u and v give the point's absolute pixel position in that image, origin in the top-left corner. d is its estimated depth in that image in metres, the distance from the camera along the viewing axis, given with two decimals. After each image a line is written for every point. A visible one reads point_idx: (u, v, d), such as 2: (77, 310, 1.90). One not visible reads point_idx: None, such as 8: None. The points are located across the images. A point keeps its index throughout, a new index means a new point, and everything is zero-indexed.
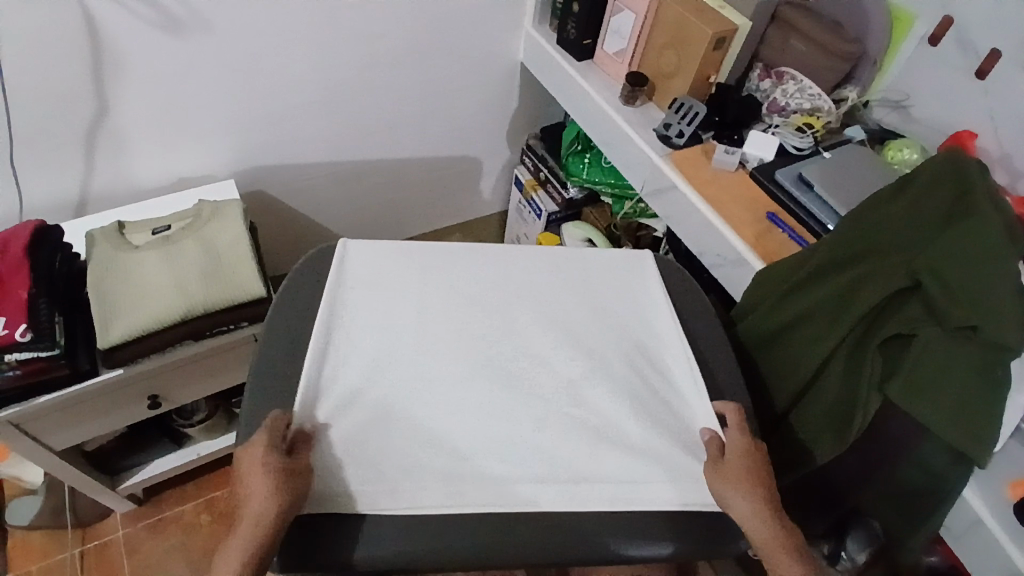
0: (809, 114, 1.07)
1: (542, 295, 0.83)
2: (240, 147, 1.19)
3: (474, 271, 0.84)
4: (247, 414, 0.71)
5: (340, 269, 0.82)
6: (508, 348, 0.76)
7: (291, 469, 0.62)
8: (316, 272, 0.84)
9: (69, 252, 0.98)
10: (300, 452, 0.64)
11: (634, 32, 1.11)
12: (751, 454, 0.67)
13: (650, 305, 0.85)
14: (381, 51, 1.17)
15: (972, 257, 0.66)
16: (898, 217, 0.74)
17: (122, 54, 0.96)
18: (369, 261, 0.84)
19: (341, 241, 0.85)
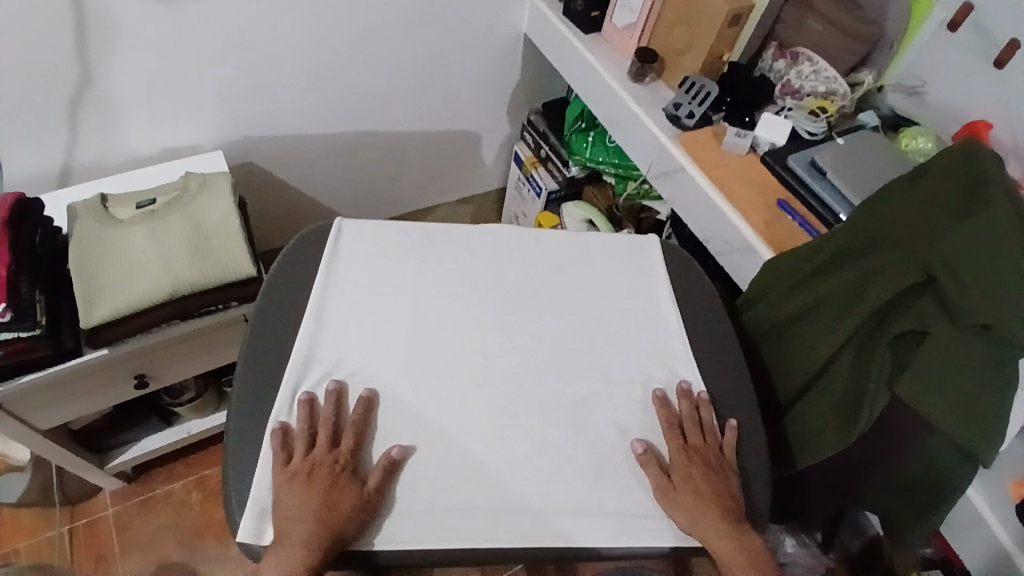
0: (823, 97, 1.02)
1: (539, 280, 0.82)
2: (230, 119, 1.14)
3: (470, 256, 0.83)
4: (243, 403, 0.70)
5: (334, 253, 0.80)
6: (500, 342, 0.76)
7: (342, 455, 0.66)
8: (311, 254, 0.81)
9: (50, 226, 0.93)
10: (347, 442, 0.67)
11: (644, 5, 1.06)
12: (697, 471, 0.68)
13: (650, 294, 0.83)
14: (379, 18, 1.11)
15: (987, 254, 0.64)
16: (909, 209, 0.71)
17: (103, 16, 0.90)
18: (364, 246, 0.82)
19: (336, 222, 0.83)
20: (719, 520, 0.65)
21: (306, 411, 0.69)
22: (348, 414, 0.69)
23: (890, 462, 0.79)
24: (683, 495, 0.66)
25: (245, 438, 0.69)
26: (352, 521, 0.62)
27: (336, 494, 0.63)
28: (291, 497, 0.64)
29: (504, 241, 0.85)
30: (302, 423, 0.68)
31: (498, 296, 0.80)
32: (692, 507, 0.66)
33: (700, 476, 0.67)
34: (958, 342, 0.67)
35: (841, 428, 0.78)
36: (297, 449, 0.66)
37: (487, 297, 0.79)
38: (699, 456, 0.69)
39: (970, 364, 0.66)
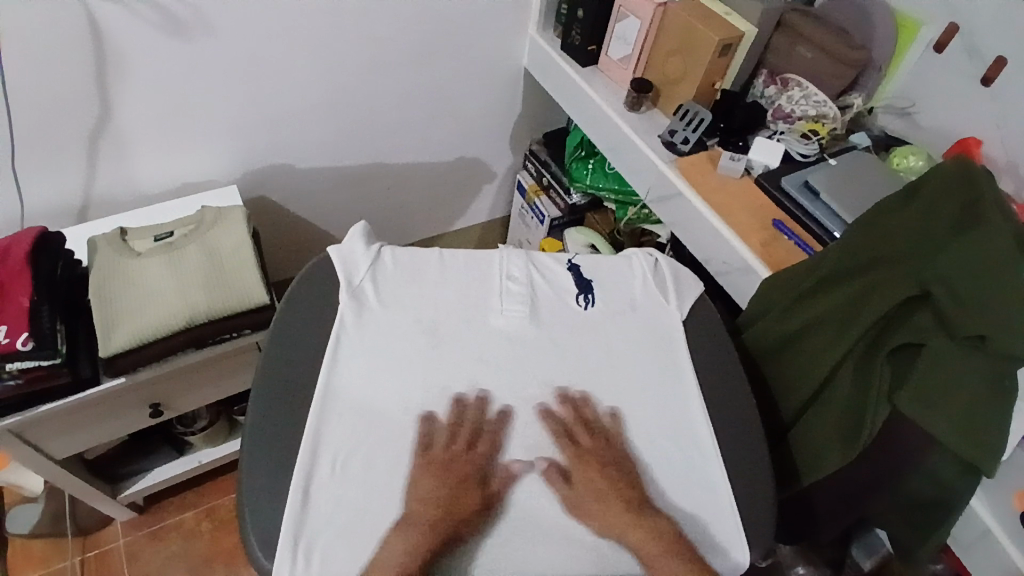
0: (814, 120, 1.05)
1: (548, 296, 0.85)
2: (244, 153, 1.18)
3: (473, 274, 0.86)
4: (255, 428, 0.73)
5: (350, 271, 0.83)
6: (502, 364, 0.78)
7: (477, 457, 0.70)
8: (319, 281, 0.83)
9: (71, 258, 0.97)
10: (482, 446, 0.71)
11: (639, 37, 1.11)
12: (609, 475, 0.69)
13: (654, 305, 0.85)
14: (386, 57, 1.17)
15: (984, 267, 0.65)
16: (908, 225, 0.73)
17: (126, 57, 0.96)
18: (380, 263, 0.85)
19: (351, 239, 0.86)
20: (625, 512, 0.67)
21: (455, 410, 0.74)
22: (489, 416, 0.74)
23: (893, 478, 0.79)
24: (592, 502, 0.67)
25: (259, 457, 0.71)
26: (477, 516, 0.66)
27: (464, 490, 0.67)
28: (417, 496, 0.66)
29: (514, 258, 0.87)
30: (448, 422, 0.73)
31: (503, 317, 0.82)
32: (608, 511, 0.67)
33: (609, 480, 0.69)
34: (956, 355, 0.68)
35: (844, 443, 0.78)
36: (438, 442, 0.71)
37: (496, 321, 0.81)
38: (593, 457, 0.71)
39: (970, 375, 0.68)
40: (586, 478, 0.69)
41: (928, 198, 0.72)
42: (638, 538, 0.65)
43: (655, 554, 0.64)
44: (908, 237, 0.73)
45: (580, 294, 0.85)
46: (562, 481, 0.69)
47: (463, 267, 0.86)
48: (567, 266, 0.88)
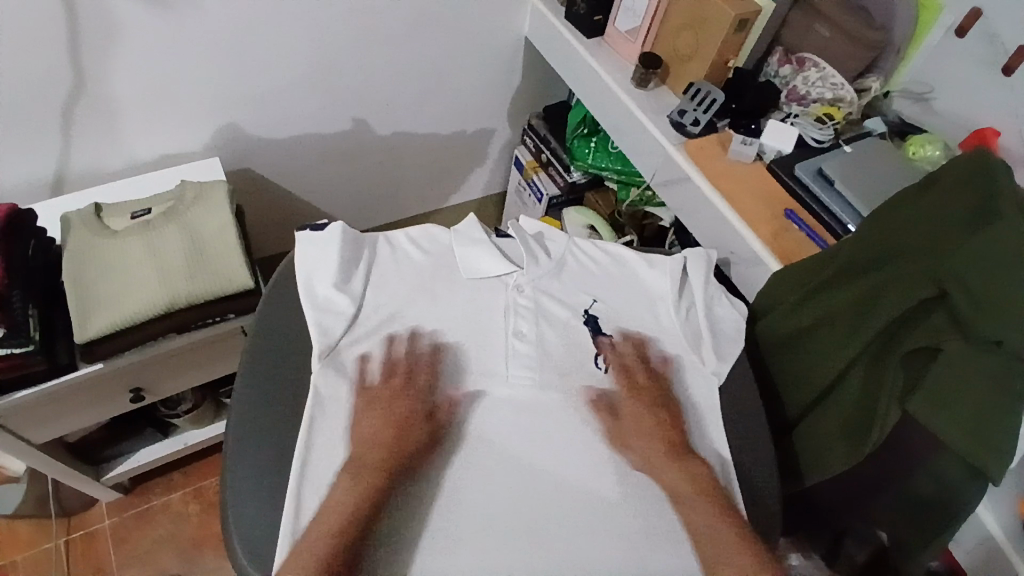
0: (829, 104, 1.01)
1: (558, 357, 0.80)
2: (228, 125, 1.11)
3: (468, 320, 0.81)
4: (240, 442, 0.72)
5: (315, 292, 0.79)
6: (502, 416, 0.76)
7: (418, 397, 0.74)
8: (304, 285, 0.79)
9: (44, 238, 0.91)
10: (433, 385, 0.76)
11: (649, 10, 1.04)
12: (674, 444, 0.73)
13: (658, 326, 0.84)
14: (380, 25, 1.09)
15: (997, 261, 0.63)
16: (919, 217, 0.71)
17: (100, 25, 0.89)
18: (350, 276, 0.80)
19: (328, 243, 0.81)
20: (668, 452, 0.72)
21: (389, 349, 0.77)
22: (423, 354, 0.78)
23: (900, 483, 0.77)
24: (659, 455, 0.73)
25: (244, 451, 0.72)
26: (419, 457, 0.71)
27: (410, 429, 0.72)
28: (359, 434, 0.70)
29: (522, 310, 0.81)
30: (381, 360, 0.76)
31: (508, 384, 0.77)
32: (677, 480, 0.70)
33: (678, 447, 0.73)
34: (968, 358, 0.66)
35: (850, 445, 0.77)
36: (375, 381, 0.74)
37: (498, 390, 0.77)
38: (646, 393, 0.77)
39: (983, 381, 0.65)
40: (637, 426, 0.75)
41: (945, 190, 0.69)
42: (672, 475, 0.71)
43: (689, 492, 0.69)
44: (918, 231, 0.71)
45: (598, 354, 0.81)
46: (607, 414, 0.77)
47: (470, 283, 0.83)
48: (584, 318, 0.83)
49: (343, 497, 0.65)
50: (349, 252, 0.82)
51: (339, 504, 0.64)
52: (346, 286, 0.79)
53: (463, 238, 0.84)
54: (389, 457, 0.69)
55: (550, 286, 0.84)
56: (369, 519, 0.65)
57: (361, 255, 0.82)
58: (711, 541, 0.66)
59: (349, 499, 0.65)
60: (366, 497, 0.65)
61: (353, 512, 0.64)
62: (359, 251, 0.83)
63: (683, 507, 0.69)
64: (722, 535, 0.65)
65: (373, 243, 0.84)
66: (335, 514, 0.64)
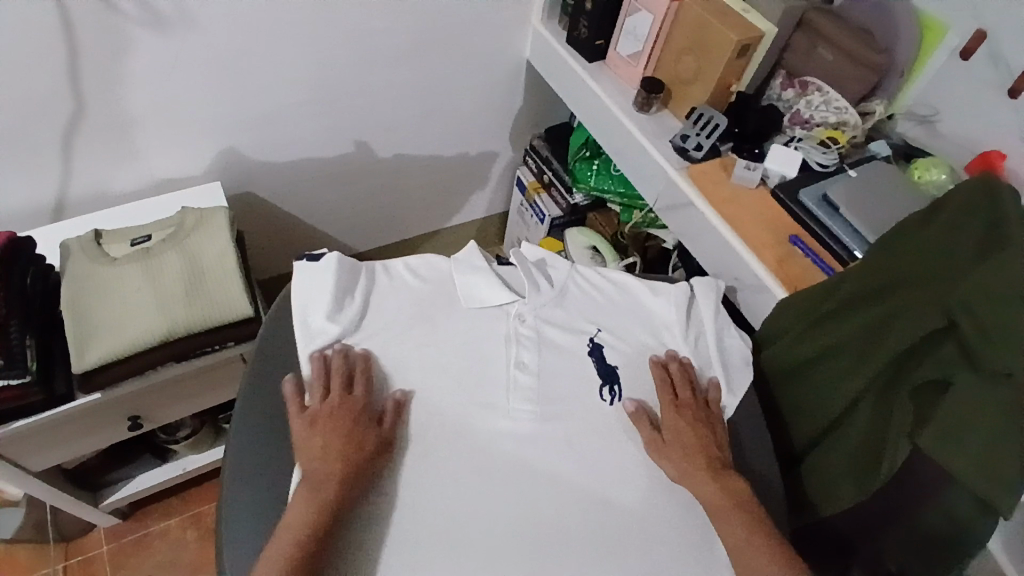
0: (833, 128, 1.00)
1: (562, 389, 0.78)
2: (229, 149, 1.11)
3: (468, 349, 0.80)
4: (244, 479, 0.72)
5: (310, 322, 0.78)
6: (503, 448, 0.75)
7: (354, 402, 0.72)
8: (299, 315, 0.78)
9: (44, 265, 0.91)
10: (360, 389, 0.73)
11: (650, 34, 1.04)
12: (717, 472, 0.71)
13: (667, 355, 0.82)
14: (381, 49, 1.10)
15: (1005, 293, 0.62)
16: (925, 245, 0.70)
17: (102, 53, 0.89)
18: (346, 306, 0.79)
19: (323, 271, 0.80)
20: (705, 468, 0.71)
21: (320, 363, 0.75)
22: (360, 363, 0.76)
23: (912, 517, 0.76)
24: (699, 477, 0.71)
25: (241, 485, 0.72)
26: (371, 460, 0.70)
27: (355, 438, 0.70)
28: (302, 451, 0.69)
29: (523, 339, 0.80)
30: (318, 371, 0.74)
31: (509, 417, 0.76)
32: (721, 513, 0.69)
33: (717, 477, 0.71)
34: (979, 391, 0.64)
35: (860, 478, 0.76)
36: (317, 393, 0.73)
37: (500, 421, 0.76)
38: (689, 411, 0.75)
39: (996, 414, 0.63)
40: (686, 446, 0.73)
41: (951, 217, 0.68)
42: (711, 492, 0.70)
43: (724, 506, 0.69)
44: (922, 260, 0.70)
45: (604, 385, 0.79)
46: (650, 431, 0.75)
47: (474, 311, 0.82)
48: (589, 347, 0.81)
49: (295, 514, 0.65)
50: (346, 281, 0.81)
51: (299, 526, 0.64)
52: (341, 317, 0.78)
53: (464, 266, 0.83)
54: (343, 470, 0.68)
55: (552, 314, 0.82)
56: (326, 533, 0.64)
57: (358, 283, 0.81)
58: (744, 554, 0.66)
59: (301, 516, 0.64)
60: (321, 510, 0.65)
61: (306, 530, 0.63)
62: (356, 278, 0.82)
63: (719, 519, 0.69)
64: (768, 573, 0.64)
65: (372, 271, 0.83)
66: (290, 529, 0.64)
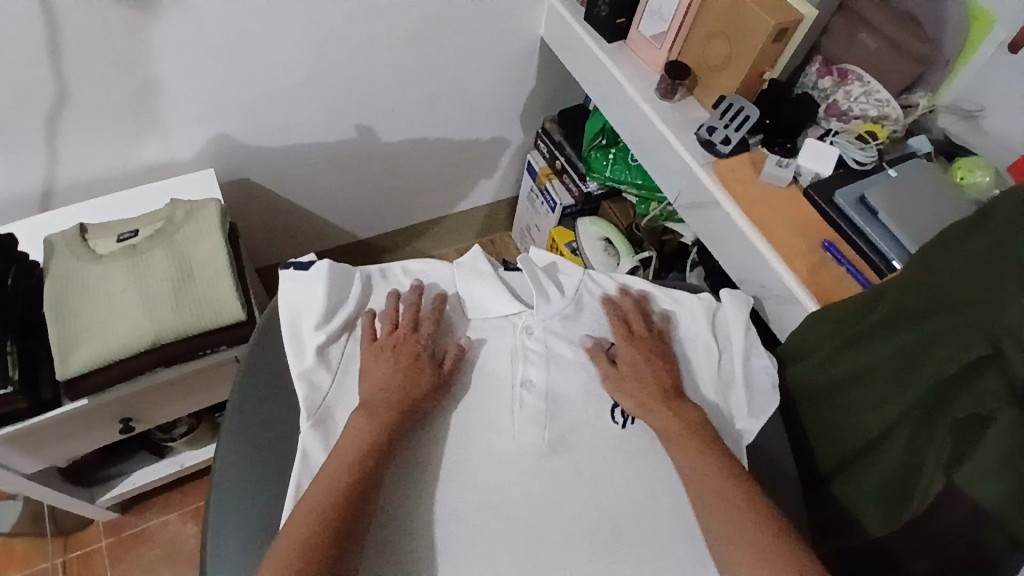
0: (873, 122, 0.92)
1: (570, 409, 0.73)
2: (222, 135, 1.05)
3: (472, 366, 0.75)
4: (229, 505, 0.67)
5: (300, 336, 0.73)
6: (510, 473, 0.70)
7: (420, 340, 0.73)
8: (289, 327, 0.74)
9: (25, 263, 0.86)
10: (427, 329, 0.74)
11: (677, 14, 0.95)
12: (670, 394, 0.72)
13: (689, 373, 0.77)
14: (385, 27, 1.01)
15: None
16: (969, 261, 0.62)
17: (79, 33, 0.81)
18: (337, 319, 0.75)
19: (318, 280, 0.76)
20: (661, 395, 0.71)
21: (395, 301, 0.76)
22: (430, 307, 0.76)
23: None
24: (653, 398, 0.71)
25: (231, 506, 0.70)
26: (428, 401, 0.71)
27: (417, 374, 0.71)
28: (366, 377, 0.71)
29: (530, 355, 0.75)
30: (387, 310, 0.75)
31: (515, 439, 0.71)
32: (677, 437, 0.69)
33: (674, 403, 0.71)
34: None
35: (889, 509, 0.72)
36: (384, 328, 0.74)
37: (504, 444, 0.71)
38: (643, 342, 0.76)
39: None
40: (637, 367, 0.73)
41: (1002, 226, 0.59)
42: (665, 416, 0.70)
43: (680, 433, 0.69)
44: (965, 276, 0.62)
45: (616, 405, 0.75)
46: (604, 359, 0.75)
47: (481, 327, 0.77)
48: (601, 363, 0.76)
49: (349, 435, 0.66)
50: (338, 290, 0.76)
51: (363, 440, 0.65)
52: (331, 330, 0.74)
53: (469, 272, 0.79)
54: (402, 400, 0.69)
55: (561, 325, 0.77)
56: (377, 465, 0.65)
57: (350, 293, 0.77)
58: (697, 479, 0.66)
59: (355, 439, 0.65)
60: (376, 438, 0.66)
61: (359, 458, 0.64)
62: (348, 288, 0.77)
63: (673, 446, 0.69)
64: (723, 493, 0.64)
65: (364, 280, 0.79)
66: (347, 448, 0.65)
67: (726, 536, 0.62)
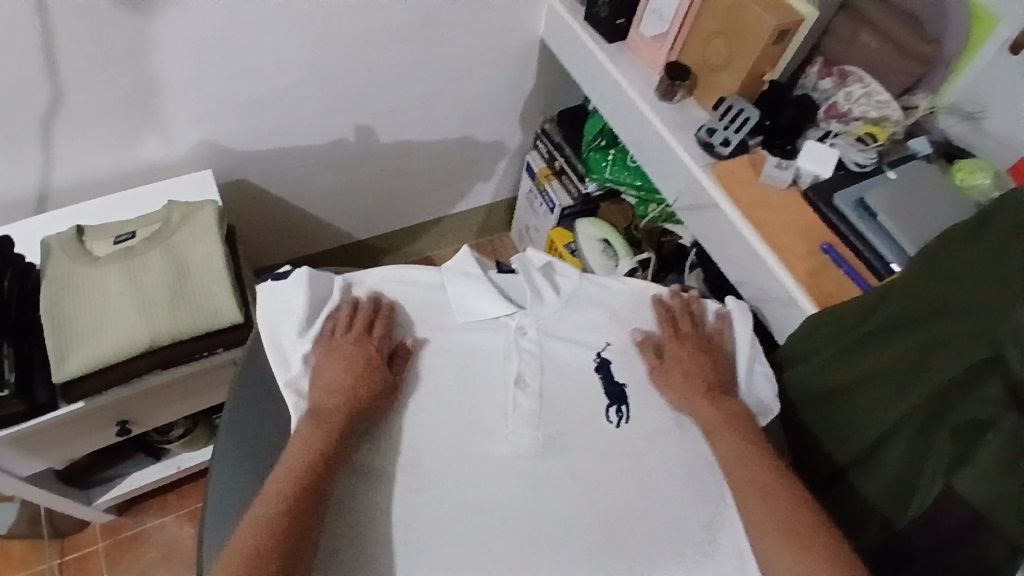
0: (873, 124, 0.91)
1: (564, 410, 0.73)
2: (219, 135, 1.04)
3: (466, 367, 0.74)
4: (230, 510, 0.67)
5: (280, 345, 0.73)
6: (508, 477, 0.70)
7: (373, 342, 0.72)
8: (269, 337, 0.74)
9: (21, 265, 0.85)
10: (379, 332, 0.73)
11: (677, 15, 0.94)
12: (715, 392, 0.73)
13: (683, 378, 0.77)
14: (383, 26, 1.01)
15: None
16: (972, 263, 0.63)
17: (75, 33, 0.81)
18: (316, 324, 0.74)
19: (293, 285, 0.75)
20: (703, 392, 0.72)
21: (350, 304, 0.75)
22: (384, 309, 0.76)
23: None
24: (696, 393, 0.72)
25: (228, 511, 0.70)
26: (377, 407, 0.70)
27: (366, 377, 0.70)
28: (315, 382, 0.70)
29: (525, 355, 0.75)
30: (344, 312, 0.74)
31: (511, 444, 0.71)
32: (721, 431, 0.70)
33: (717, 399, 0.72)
34: None
35: (892, 511, 0.72)
36: (338, 330, 0.73)
37: (500, 447, 0.71)
38: (692, 341, 0.77)
39: None
40: (674, 365, 0.75)
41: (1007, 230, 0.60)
42: (710, 413, 0.71)
43: (721, 426, 0.70)
44: (968, 279, 0.63)
45: (610, 404, 0.74)
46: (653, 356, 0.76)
47: (474, 325, 0.76)
48: (596, 363, 0.76)
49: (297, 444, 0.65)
50: (317, 295, 0.75)
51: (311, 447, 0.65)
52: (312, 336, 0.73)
53: (456, 272, 0.77)
54: (348, 407, 0.68)
55: (555, 326, 0.77)
56: (325, 473, 0.64)
57: (329, 297, 0.76)
58: (739, 470, 0.68)
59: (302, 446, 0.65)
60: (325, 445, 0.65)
61: (306, 465, 0.64)
62: (329, 293, 0.77)
63: (714, 439, 0.70)
64: (767, 486, 0.65)
65: (348, 282, 0.78)
66: (297, 455, 0.64)
67: (768, 539, 0.63)
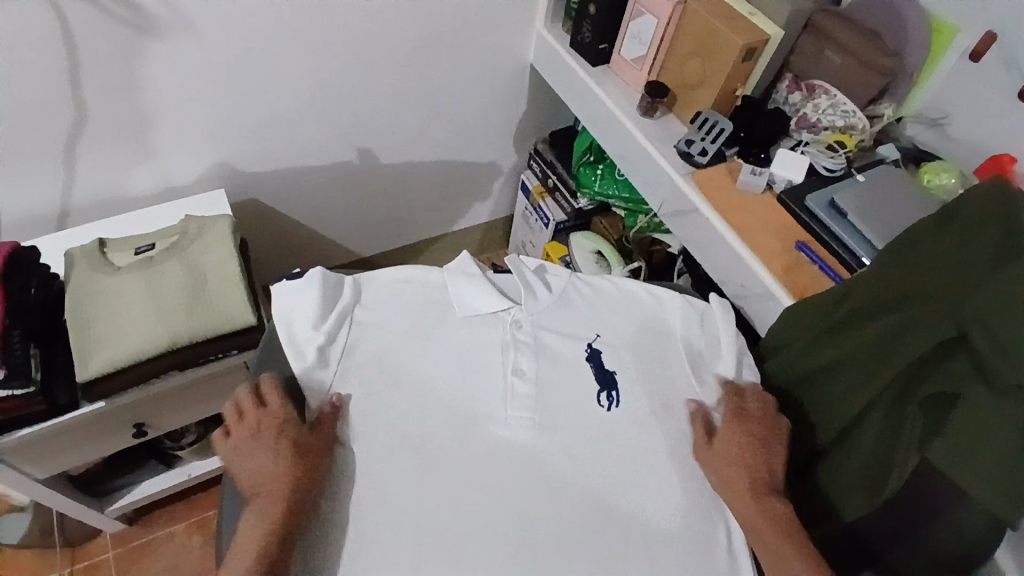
0: (841, 132, 0.98)
1: (559, 397, 0.78)
2: (231, 155, 1.11)
3: (468, 358, 0.80)
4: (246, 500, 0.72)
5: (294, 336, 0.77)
6: (504, 461, 0.74)
7: (276, 415, 0.71)
8: (285, 330, 0.77)
9: (46, 274, 0.91)
10: (280, 406, 0.72)
11: (655, 38, 1.02)
12: (758, 492, 0.70)
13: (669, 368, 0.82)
14: (383, 52, 1.09)
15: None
16: (935, 254, 0.68)
17: (100, 58, 0.89)
18: (330, 319, 0.78)
19: (308, 282, 0.79)
20: (749, 490, 0.70)
21: (245, 392, 0.74)
22: (267, 387, 0.74)
23: (920, 533, 0.74)
24: (741, 494, 0.70)
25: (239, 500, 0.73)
26: (313, 467, 0.69)
27: (281, 447, 0.68)
28: (245, 475, 0.69)
29: (521, 346, 0.80)
30: (245, 398, 0.73)
31: (507, 427, 0.76)
32: (762, 533, 0.68)
33: (761, 507, 0.69)
34: (993, 404, 0.64)
35: (870, 490, 0.75)
36: (246, 415, 0.72)
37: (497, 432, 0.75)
38: (755, 428, 0.74)
39: (1009, 427, 0.63)
40: (723, 456, 0.73)
41: (967, 223, 0.66)
42: (753, 513, 0.69)
43: (766, 530, 0.68)
44: (934, 269, 0.68)
45: (601, 390, 0.79)
46: (705, 439, 0.75)
47: (473, 321, 0.81)
48: (587, 353, 0.81)
49: (246, 536, 0.64)
50: (331, 293, 0.80)
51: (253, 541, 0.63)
52: (325, 331, 0.77)
53: (458, 270, 0.83)
54: (284, 480, 0.66)
55: (550, 320, 0.82)
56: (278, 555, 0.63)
57: (341, 296, 0.80)
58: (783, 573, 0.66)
59: (249, 536, 0.63)
60: (269, 526, 0.63)
61: (258, 548, 0.62)
62: (341, 291, 0.81)
63: (758, 540, 0.68)
64: None
65: (357, 283, 0.82)
66: (247, 547, 0.63)
67: None
